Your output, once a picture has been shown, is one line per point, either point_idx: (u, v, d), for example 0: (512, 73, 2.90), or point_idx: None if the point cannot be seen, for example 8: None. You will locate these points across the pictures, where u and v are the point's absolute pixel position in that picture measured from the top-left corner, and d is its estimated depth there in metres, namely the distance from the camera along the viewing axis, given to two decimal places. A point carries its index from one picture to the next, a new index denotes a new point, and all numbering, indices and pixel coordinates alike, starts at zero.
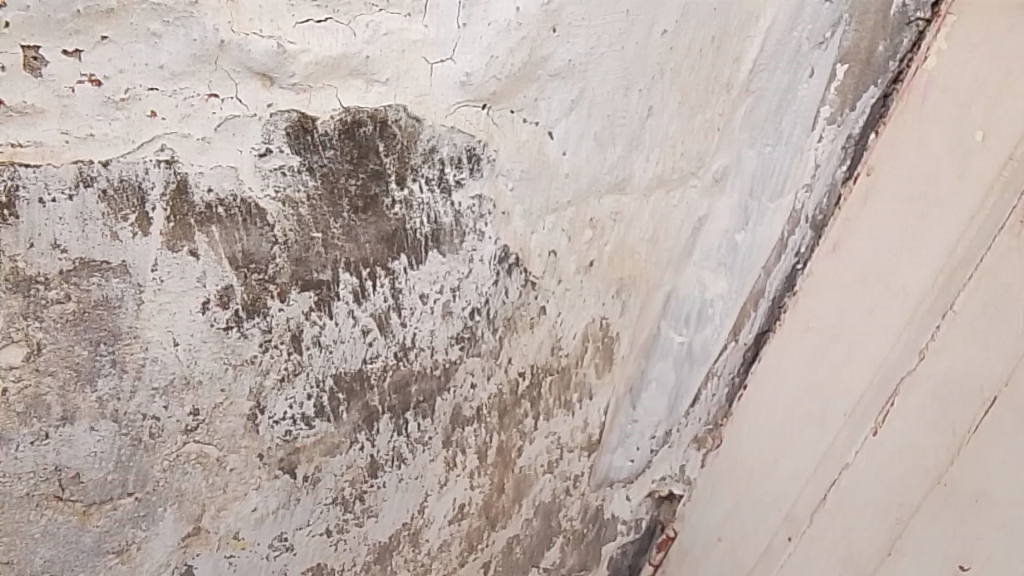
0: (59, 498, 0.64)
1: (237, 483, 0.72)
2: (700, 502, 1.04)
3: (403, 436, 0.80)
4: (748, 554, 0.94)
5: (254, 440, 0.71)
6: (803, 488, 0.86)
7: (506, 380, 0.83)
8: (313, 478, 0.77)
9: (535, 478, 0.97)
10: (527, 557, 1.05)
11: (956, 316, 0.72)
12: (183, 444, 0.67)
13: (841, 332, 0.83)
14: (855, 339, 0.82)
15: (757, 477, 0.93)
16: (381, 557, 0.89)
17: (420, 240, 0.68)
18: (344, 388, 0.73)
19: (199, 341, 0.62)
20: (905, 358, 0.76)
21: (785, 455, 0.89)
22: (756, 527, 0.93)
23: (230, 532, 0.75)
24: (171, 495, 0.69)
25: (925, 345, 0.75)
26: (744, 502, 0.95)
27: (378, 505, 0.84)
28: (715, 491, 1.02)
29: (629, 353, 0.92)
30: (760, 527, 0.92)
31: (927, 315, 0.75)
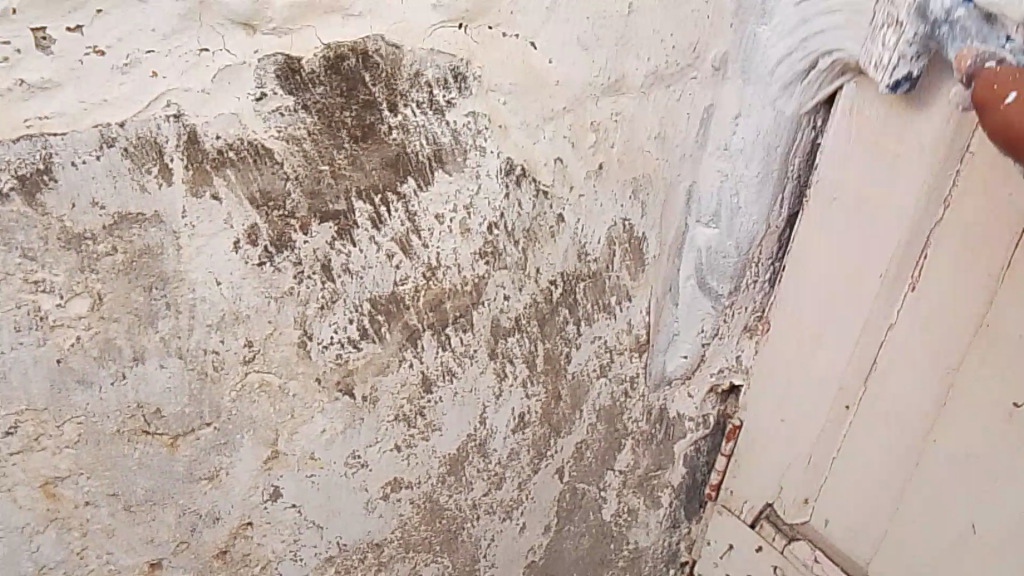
0: (147, 432, 0.74)
1: (302, 407, 0.81)
2: (754, 390, 1.07)
3: (449, 351, 0.86)
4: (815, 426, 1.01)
5: (309, 366, 0.78)
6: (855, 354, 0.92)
7: (539, 290, 0.88)
8: (372, 397, 0.84)
9: (590, 383, 1.02)
10: (600, 460, 1.11)
11: (975, 158, 0.75)
12: (244, 374, 0.76)
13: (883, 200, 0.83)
14: (886, 201, 0.83)
15: (810, 355, 0.97)
16: (453, 469, 0.98)
17: (424, 162, 0.73)
18: (381, 311, 0.79)
19: (239, 279, 0.70)
20: (932, 210, 0.80)
21: (834, 327, 0.93)
22: (818, 400, 0.99)
23: (306, 453, 0.84)
24: (245, 422, 0.79)
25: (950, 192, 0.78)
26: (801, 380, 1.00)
27: (439, 419, 0.92)
28: (766, 377, 1.04)
29: (660, 252, 0.94)
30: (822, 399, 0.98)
31: (946, 162, 0.77)
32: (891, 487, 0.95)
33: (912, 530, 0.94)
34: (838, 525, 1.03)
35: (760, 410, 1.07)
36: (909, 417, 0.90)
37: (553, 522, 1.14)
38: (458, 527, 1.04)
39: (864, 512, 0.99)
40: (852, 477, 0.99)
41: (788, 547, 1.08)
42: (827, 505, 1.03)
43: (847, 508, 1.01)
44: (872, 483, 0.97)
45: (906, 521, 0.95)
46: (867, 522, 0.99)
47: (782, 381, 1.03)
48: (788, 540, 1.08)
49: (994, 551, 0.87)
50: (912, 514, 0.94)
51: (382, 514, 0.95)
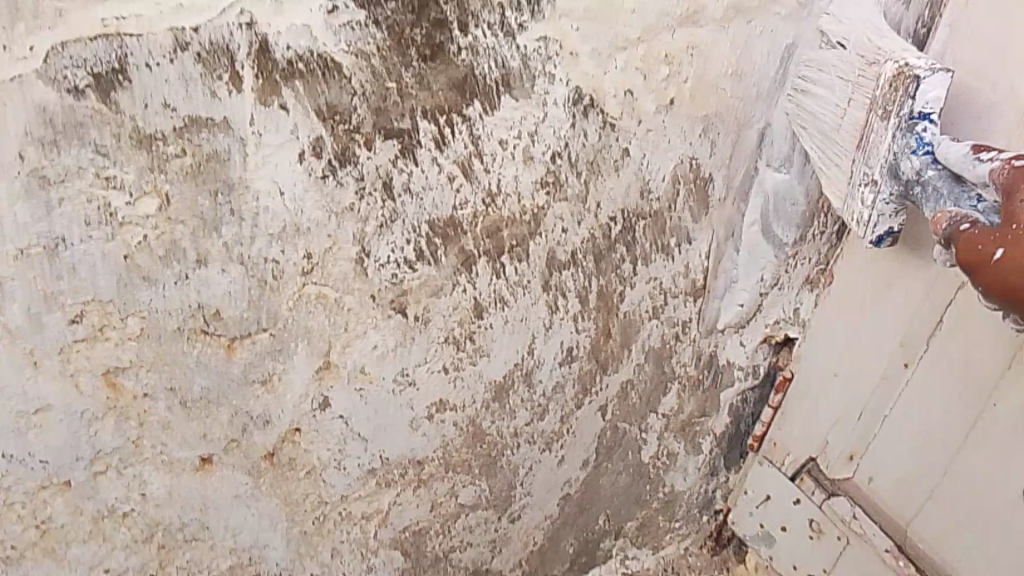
0: (206, 332, 0.75)
1: (357, 322, 0.82)
2: (811, 340, 1.05)
3: (503, 280, 0.87)
4: (870, 379, 0.99)
5: (365, 283, 0.79)
6: (922, 310, 0.90)
7: (598, 224, 0.88)
8: (424, 318, 0.86)
9: (641, 323, 1.01)
10: (644, 402, 1.12)
11: None
12: (302, 285, 0.76)
13: None
14: None
15: (874, 307, 0.95)
16: (498, 395, 0.99)
17: (491, 85, 0.72)
18: (438, 234, 0.79)
19: (301, 192, 0.70)
20: None
21: (903, 280, 0.91)
22: (877, 354, 0.97)
23: (357, 367, 0.86)
24: (299, 332, 0.80)
25: None
26: (861, 333, 0.98)
27: (489, 346, 0.92)
28: (825, 329, 1.03)
29: (725, 196, 0.93)
30: (881, 353, 0.96)
31: None
32: (944, 445, 0.93)
33: (961, 489, 0.93)
34: (883, 480, 1.02)
35: (815, 362, 1.06)
36: (973, 377, 0.87)
37: (592, 457, 1.15)
38: (499, 452, 1.06)
39: (913, 468, 0.98)
40: (904, 432, 0.97)
41: (828, 501, 1.08)
42: (876, 458, 1.02)
43: (896, 461, 1.00)
44: (925, 440, 0.95)
45: (957, 480, 0.93)
46: (915, 478, 0.98)
47: (841, 333, 1.01)
48: (828, 495, 1.08)
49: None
50: (963, 474, 0.92)
51: (426, 433, 0.97)
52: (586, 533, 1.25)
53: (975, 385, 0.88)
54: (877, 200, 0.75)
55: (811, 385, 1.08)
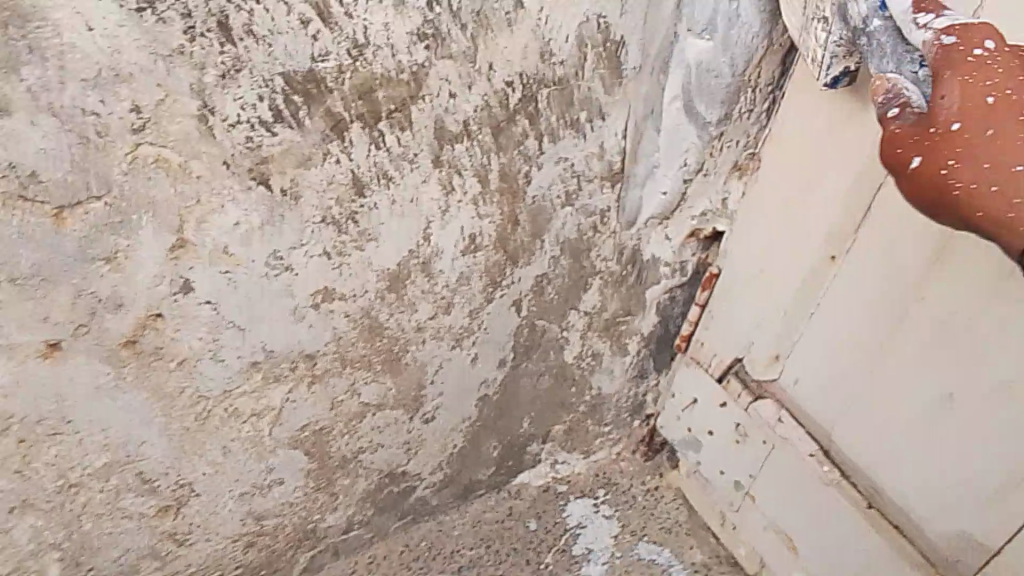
0: (24, 199, 0.65)
1: (210, 194, 0.73)
2: (737, 237, 0.97)
3: (383, 152, 0.77)
4: (793, 280, 0.91)
5: (214, 147, 0.70)
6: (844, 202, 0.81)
7: (492, 91, 0.77)
8: (293, 194, 0.76)
9: (553, 211, 0.92)
10: (562, 299, 1.03)
11: None
12: (136, 146, 0.67)
13: None
14: None
15: (798, 201, 0.86)
16: (394, 286, 0.91)
17: None
18: (298, 93, 0.69)
19: (116, 27, 0.60)
20: None
21: (826, 170, 0.81)
22: (800, 253, 0.88)
23: (220, 247, 0.77)
24: (142, 202, 0.71)
25: None
26: (785, 229, 0.89)
27: (375, 229, 0.84)
28: (751, 223, 0.94)
29: (642, 64, 0.81)
30: (803, 251, 0.88)
31: None
32: (868, 345, 0.86)
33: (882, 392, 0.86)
34: (807, 383, 0.95)
35: (739, 259, 0.97)
36: (899, 273, 0.79)
37: (509, 357, 1.07)
38: (401, 349, 0.98)
39: (836, 370, 0.91)
40: (830, 333, 0.90)
41: (753, 404, 1.03)
42: (800, 360, 0.95)
43: (819, 364, 0.92)
44: (849, 342, 0.87)
45: (878, 383, 0.86)
46: (839, 379, 0.91)
47: (766, 229, 0.92)
48: (755, 397, 1.03)
49: (958, 421, 0.79)
50: (884, 376, 0.85)
51: (312, 324, 0.89)
52: (509, 435, 1.19)
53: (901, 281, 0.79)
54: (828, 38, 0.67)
55: (734, 285, 1.00)
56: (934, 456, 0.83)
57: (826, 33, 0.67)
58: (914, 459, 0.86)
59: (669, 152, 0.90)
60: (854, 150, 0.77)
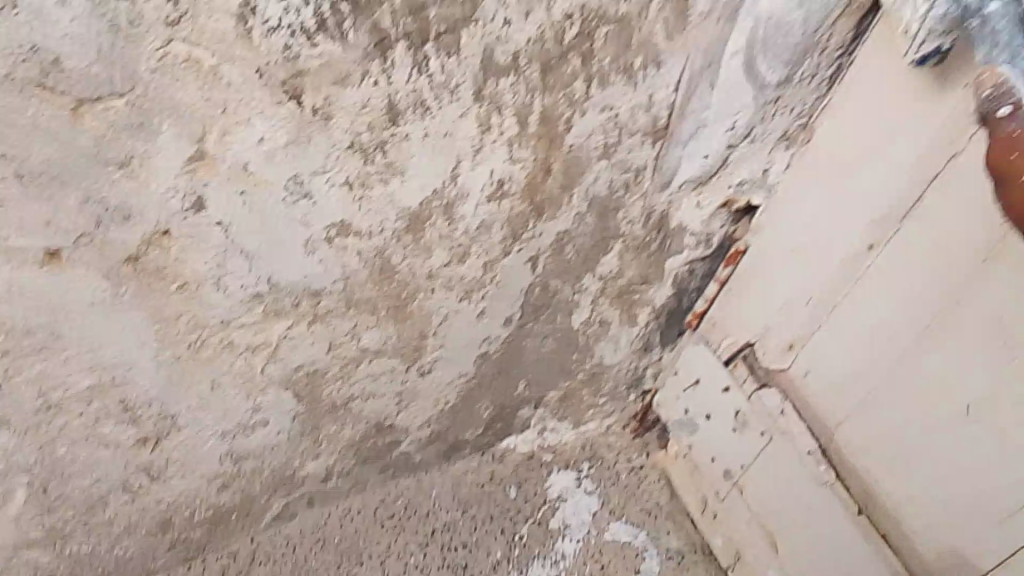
0: (45, 88, 0.60)
1: (238, 104, 0.67)
2: (777, 209, 0.93)
3: (425, 77, 0.72)
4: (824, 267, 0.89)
5: (249, 53, 0.64)
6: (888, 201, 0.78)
7: (550, 23, 0.71)
8: (324, 114, 0.71)
9: (587, 164, 0.87)
10: (580, 258, 1.00)
11: None
12: (169, 42, 0.61)
13: None
14: None
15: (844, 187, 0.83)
16: (412, 227, 0.86)
17: None
18: (348, 1, 0.63)
19: None
20: None
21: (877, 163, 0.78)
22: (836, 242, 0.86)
23: (240, 164, 0.72)
24: (166, 105, 0.65)
25: None
26: (825, 216, 0.86)
27: (404, 162, 0.78)
28: (792, 200, 0.91)
29: (710, 11, 0.75)
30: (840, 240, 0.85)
31: None
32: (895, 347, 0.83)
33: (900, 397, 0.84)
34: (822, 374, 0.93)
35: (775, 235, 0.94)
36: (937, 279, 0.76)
37: (517, 315, 1.04)
38: (410, 294, 0.93)
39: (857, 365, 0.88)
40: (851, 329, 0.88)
41: (758, 392, 1.02)
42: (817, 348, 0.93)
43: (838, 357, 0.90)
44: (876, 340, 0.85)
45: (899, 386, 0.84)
46: (857, 374, 0.88)
47: (806, 210, 0.89)
48: (760, 385, 1.01)
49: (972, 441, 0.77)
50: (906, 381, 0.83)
51: (323, 259, 0.84)
52: (503, 395, 1.16)
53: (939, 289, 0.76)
54: (929, 13, 0.63)
55: (764, 259, 0.97)
56: (942, 470, 0.81)
57: (928, 9, 0.63)
58: (908, 472, 0.86)
59: (718, 115, 0.85)
60: (911, 143, 0.74)
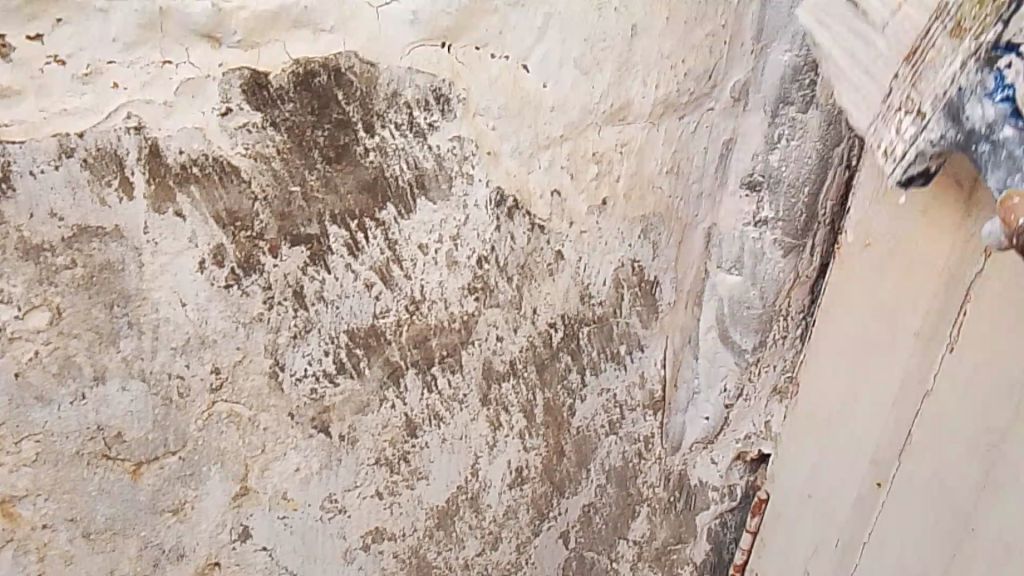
0: (107, 456, 0.71)
1: (274, 442, 0.77)
2: (786, 457, 0.96)
3: (436, 393, 0.82)
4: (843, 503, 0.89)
5: (282, 400, 0.75)
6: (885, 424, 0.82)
7: (536, 332, 0.83)
8: (350, 437, 0.80)
9: (598, 440, 0.94)
10: (611, 527, 1.01)
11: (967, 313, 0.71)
12: (212, 403, 0.72)
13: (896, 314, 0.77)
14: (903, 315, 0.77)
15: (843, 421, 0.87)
16: (442, 523, 0.91)
17: (405, 187, 0.70)
18: (360, 345, 0.75)
19: (205, 300, 0.68)
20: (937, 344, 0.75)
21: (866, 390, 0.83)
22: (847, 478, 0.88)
23: (278, 492, 0.79)
24: (212, 454, 0.75)
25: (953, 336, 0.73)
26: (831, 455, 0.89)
27: (426, 467, 0.86)
28: (799, 448, 0.94)
29: (676, 299, 0.87)
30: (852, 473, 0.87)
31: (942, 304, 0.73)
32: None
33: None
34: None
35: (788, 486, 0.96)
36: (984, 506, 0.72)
37: None
38: None
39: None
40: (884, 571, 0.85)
41: None
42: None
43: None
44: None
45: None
46: None
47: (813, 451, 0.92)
48: None
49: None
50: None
51: (362, 566, 0.88)
52: None
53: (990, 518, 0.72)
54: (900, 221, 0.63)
55: (784, 515, 0.98)
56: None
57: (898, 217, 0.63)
58: None
59: (708, 372, 0.93)
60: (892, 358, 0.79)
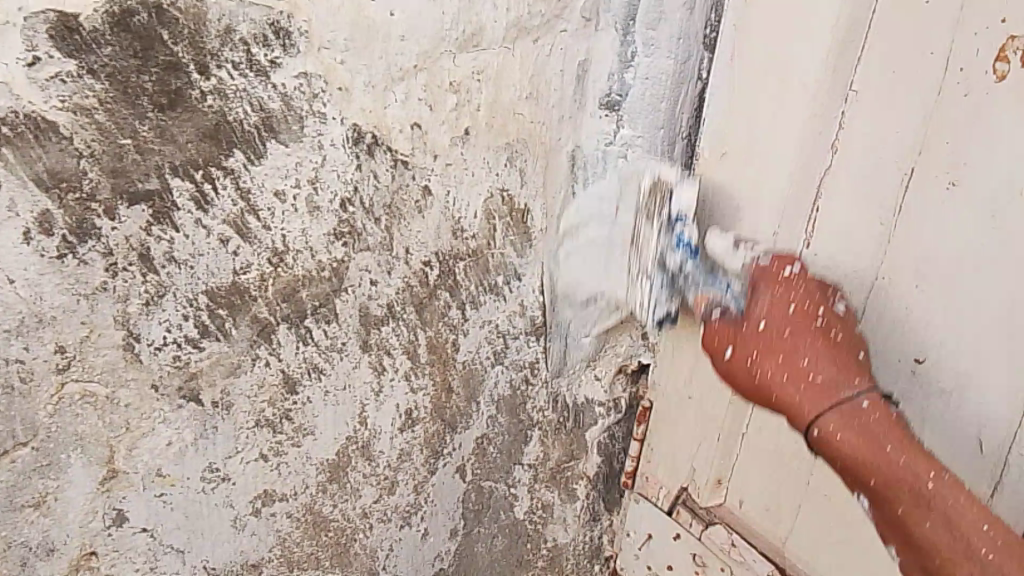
0: None
1: (140, 419, 0.71)
2: (664, 364, 0.97)
3: (312, 346, 0.78)
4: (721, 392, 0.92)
5: (142, 373, 0.69)
6: None
7: (411, 273, 0.80)
8: (225, 403, 0.75)
9: (484, 372, 0.93)
10: (505, 457, 1.01)
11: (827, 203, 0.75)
12: (61, 385, 0.66)
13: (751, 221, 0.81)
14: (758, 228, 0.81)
15: None
16: (334, 476, 0.88)
17: (251, 132, 0.65)
18: (222, 305, 0.70)
19: (36, 275, 0.61)
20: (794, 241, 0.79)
21: None
22: None
23: (152, 469, 0.74)
24: (70, 439, 0.69)
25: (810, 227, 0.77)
26: (705, 347, 0.92)
27: (311, 423, 0.82)
28: (671, 352, 0.95)
29: (547, 226, 0.86)
30: None
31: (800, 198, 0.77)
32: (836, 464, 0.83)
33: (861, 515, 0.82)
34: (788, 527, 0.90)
35: (668, 389, 0.98)
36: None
37: (460, 526, 1.03)
38: (349, 538, 0.93)
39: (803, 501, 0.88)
40: (770, 443, 0.89)
41: (705, 532, 0.98)
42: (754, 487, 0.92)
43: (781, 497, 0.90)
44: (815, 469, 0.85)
45: (848, 505, 0.83)
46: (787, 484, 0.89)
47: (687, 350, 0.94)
48: (705, 525, 0.98)
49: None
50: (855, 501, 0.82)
51: (254, 531, 0.85)
52: None
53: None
54: None
55: (668, 417, 0.99)
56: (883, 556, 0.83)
57: None
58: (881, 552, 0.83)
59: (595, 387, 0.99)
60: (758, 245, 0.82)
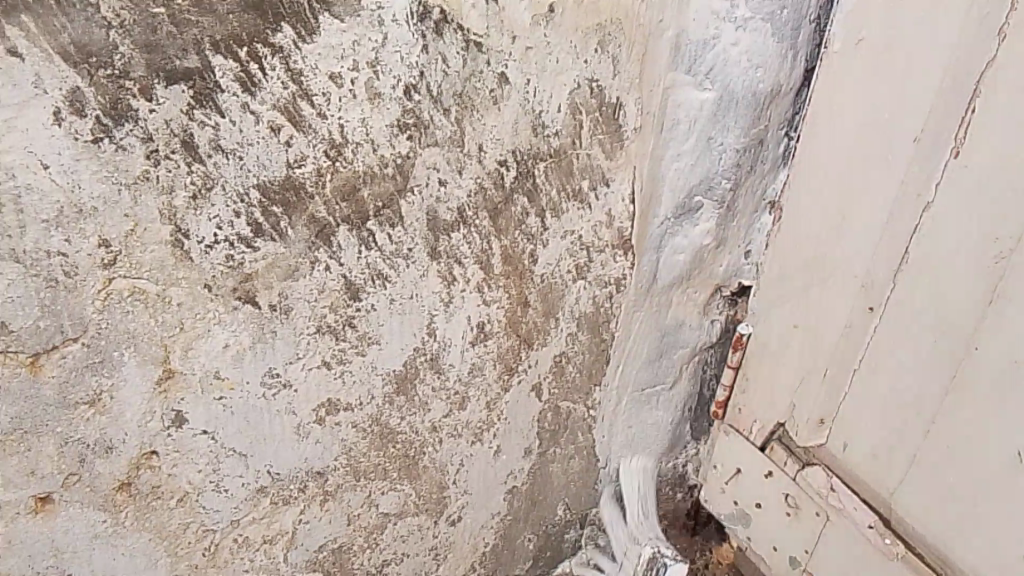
0: None
1: (193, 319, 0.67)
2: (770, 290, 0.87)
3: (375, 250, 0.71)
4: (832, 327, 0.82)
5: (193, 272, 0.65)
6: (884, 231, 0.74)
7: (484, 173, 0.72)
8: (283, 308, 0.70)
9: (566, 287, 0.85)
10: (586, 377, 0.93)
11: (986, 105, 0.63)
12: (109, 281, 0.62)
13: (885, 133, 0.71)
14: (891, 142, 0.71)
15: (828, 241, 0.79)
16: (402, 388, 0.82)
17: (301, 3, 0.57)
18: (276, 201, 0.64)
19: (71, 161, 0.56)
20: (937, 156, 0.68)
21: (859, 199, 0.75)
22: (833, 295, 0.81)
23: (209, 372, 0.71)
24: (121, 337, 0.65)
25: (958, 140, 0.66)
26: (817, 276, 0.82)
27: (376, 332, 0.77)
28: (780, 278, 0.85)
29: (640, 123, 0.76)
30: (839, 289, 0.80)
31: (950, 105, 0.66)
32: (964, 411, 0.72)
33: (988, 473, 0.71)
34: (896, 480, 0.80)
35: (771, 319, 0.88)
36: (991, 321, 0.68)
37: (536, 444, 0.96)
38: (418, 452, 0.88)
39: (917, 451, 0.77)
40: (885, 387, 0.79)
41: (801, 472, 0.89)
42: (863, 433, 0.82)
43: (894, 444, 0.79)
44: (937, 417, 0.74)
45: (973, 458, 0.72)
46: (898, 432, 0.78)
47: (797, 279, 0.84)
48: (802, 465, 0.89)
49: None
50: (983, 454, 0.71)
51: (318, 441, 0.81)
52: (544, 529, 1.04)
53: (999, 332, 0.67)
54: None
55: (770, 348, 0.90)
56: (1007, 526, 0.71)
57: None
58: (1001, 520, 0.71)
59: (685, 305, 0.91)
60: (891, 162, 0.71)
